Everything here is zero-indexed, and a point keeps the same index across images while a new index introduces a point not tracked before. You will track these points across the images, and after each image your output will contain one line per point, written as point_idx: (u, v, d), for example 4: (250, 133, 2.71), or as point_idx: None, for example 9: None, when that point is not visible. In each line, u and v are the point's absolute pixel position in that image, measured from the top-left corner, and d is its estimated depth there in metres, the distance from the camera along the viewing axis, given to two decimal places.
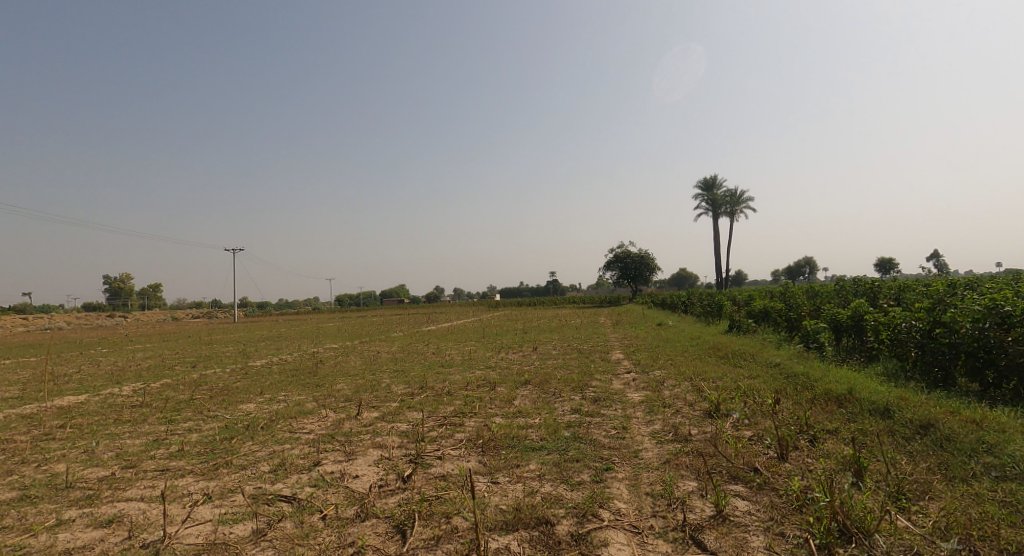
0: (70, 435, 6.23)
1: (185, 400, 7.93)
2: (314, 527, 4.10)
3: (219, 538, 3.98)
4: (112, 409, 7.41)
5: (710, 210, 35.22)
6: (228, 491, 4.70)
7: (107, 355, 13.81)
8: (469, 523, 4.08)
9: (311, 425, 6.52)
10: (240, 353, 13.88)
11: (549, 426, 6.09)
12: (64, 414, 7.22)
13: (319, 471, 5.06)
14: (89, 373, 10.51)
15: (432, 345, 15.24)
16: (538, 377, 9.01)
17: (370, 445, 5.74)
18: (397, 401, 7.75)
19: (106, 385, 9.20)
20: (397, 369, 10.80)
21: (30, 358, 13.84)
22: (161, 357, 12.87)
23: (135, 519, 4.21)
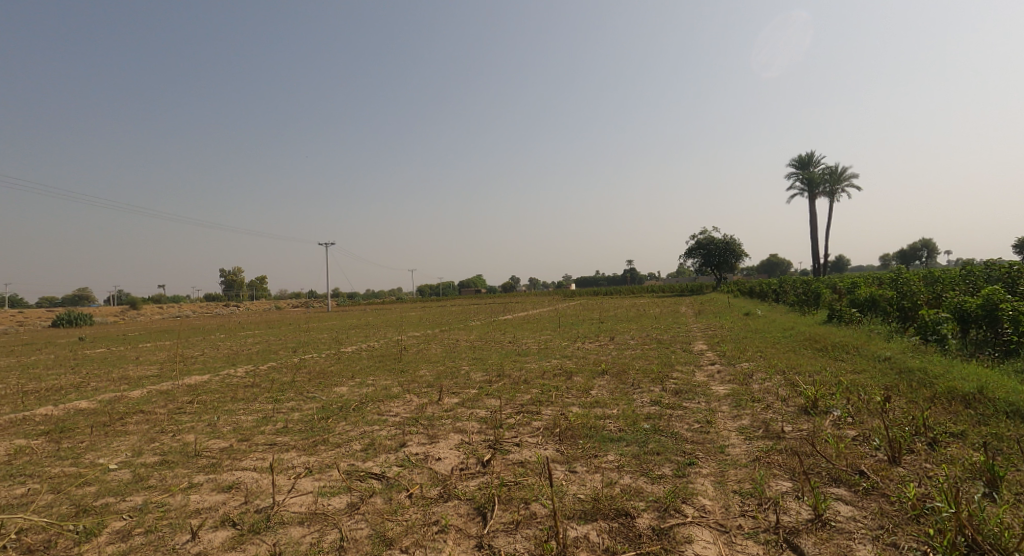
0: (196, 409, 7.05)
1: (289, 382, 8.68)
2: (402, 504, 4.37)
3: (320, 508, 4.35)
4: (229, 388, 8.26)
5: (806, 190, 32.97)
6: (327, 465, 5.11)
7: (223, 340, 15.35)
8: (547, 510, 4.19)
9: (397, 408, 6.91)
10: (334, 339, 14.89)
11: (626, 417, 6.06)
12: (192, 391, 8.15)
13: (405, 452, 5.37)
14: (208, 357, 11.75)
15: (509, 334, 15.54)
16: (615, 367, 8.97)
17: (452, 429, 6.00)
18: (476, 387, 8.02)
19: (224, 366, 10.27)
20: (474, 357, 11.15)
21: (163, 342, 15.68)
22: (267, 343, 14.08)
23: (250, 486, 4.71)
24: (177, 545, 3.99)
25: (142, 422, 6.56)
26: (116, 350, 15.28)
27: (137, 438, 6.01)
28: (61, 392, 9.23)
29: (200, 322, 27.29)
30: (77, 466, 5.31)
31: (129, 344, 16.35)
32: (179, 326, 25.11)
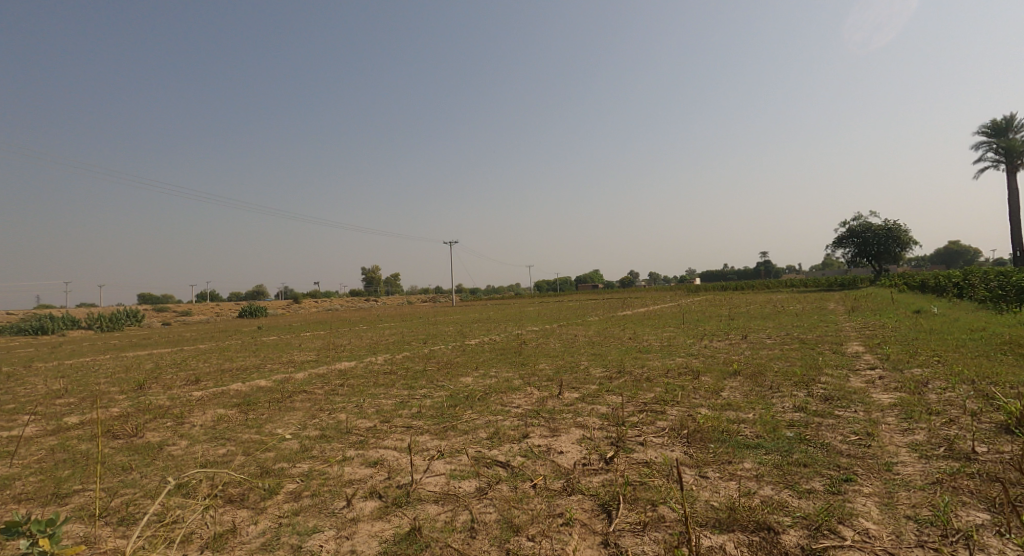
0: (339, 393, 7.68)
1: (420, 370, 9.16)
2: (525, 494, 4.31)
3: (451, 490, 4.44)
4: (372, 374, 8.93)
5: (1005, 162, 27.91)
6: (454, 450, 5.22)
7: (364, 331, 16.77)
8: (677, 514, 3.87)
9: (520, 400, 6.92)
10: (459, 332, 15.53)
11: (765, 423, 5.46)
12: (342, 375, 8.94)
13: (528, 443, 5.32)
14: (353, 346, 12.83)
15: (629, 330, 14.99)
16: (749, 368, 8.20)
17: (574, 423, 5.85)
18: (596, 383, 7.80)
19: (365, 354, 11.17)
20: (594, 352, 10.91)
21: (317, 332, 17.54)
22: (402, 334, 15.05)
23: (392, 464, 4.96)
24: (338, 512, 4.26)
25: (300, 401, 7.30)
26: (281, 338, 17.36)
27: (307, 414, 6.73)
28: (238, 375, 10.66)
29: (346, 316, 30.07)
30: (254, 437, 6.03)
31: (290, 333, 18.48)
32: (330, 319, 27.88)
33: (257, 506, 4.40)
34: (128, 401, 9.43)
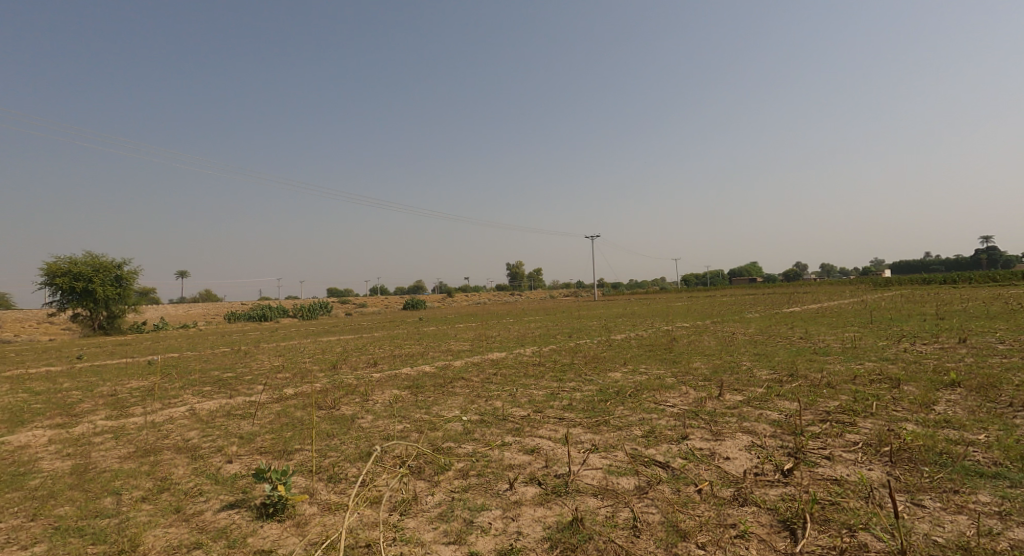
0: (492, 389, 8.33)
1: (567, 362, 9.23)
2: (690, 498, 4.39)
3: (611, 485, 4.71)
4: (522, 364, 9.29)
5: None
6: (610, 446, 5.46)
7: (515, 323, 17.44)
8: (884, 545, 3.65)
9: (674, 400, 6.80)
10: (607, 326, 15.30)
11: (1005, 445, 4.76)
12: (496, 364, 9.48)
13: (688, 445, 5.35)
14: (500, 336, 13.57)
15: (799, 329, 13.08)
16: (978, 380, 6.58)
17: (739, 428, 5.68)
18: (764, 386, 7.12)
19: (513, 344, 11.64)
20: (759, 351, 9.92)
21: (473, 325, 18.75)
22: (549, 327, 15.58)
23: (548, 454, 5.44)
24: (506, 495, 4.70)
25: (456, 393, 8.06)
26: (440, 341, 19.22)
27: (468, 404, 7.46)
28: (399, 354, 12.15)
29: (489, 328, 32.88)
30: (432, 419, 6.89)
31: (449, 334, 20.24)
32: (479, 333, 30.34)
33: (437, 478, 5.08)
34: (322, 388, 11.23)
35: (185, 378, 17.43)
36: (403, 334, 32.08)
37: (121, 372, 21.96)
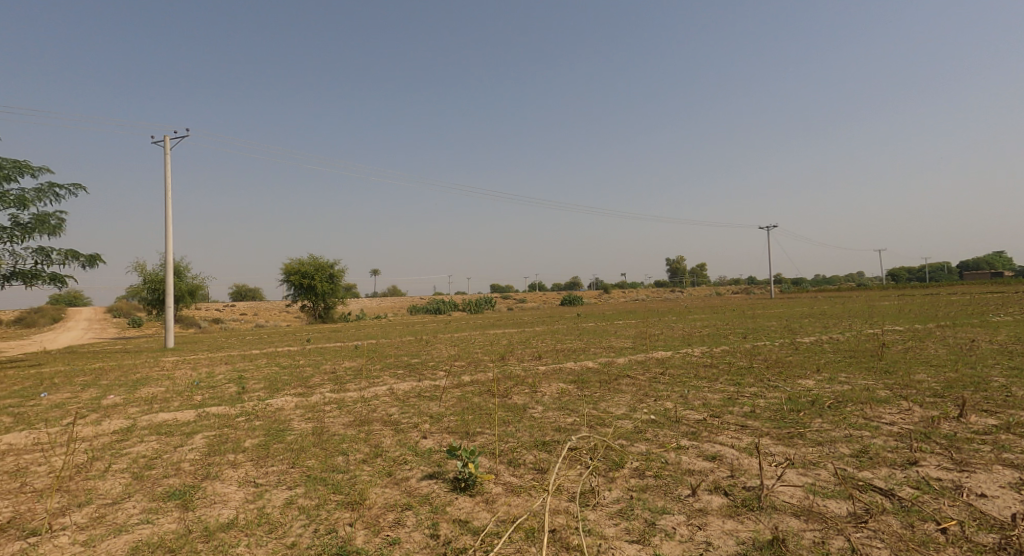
0: (664, 422, 9.95)
1: (742, 396, 11.94)
2: (931, 538, 5.54)
3: (813, 506, 6.23)
4: (667, 406, 11.70)
5: None
6: (810, 465, 7.29)
7: (674, 361, 18.40)
8: None
9: (891, 418, 9.17)
10: (771, 366, 15.43)
11: None
12: (703, 396, 12.32)
13: (922, 475, 6.83)
14: (668, 380, 14.87)
15: (972, 375, 11.84)
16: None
17: (994, 461, 7.11)
18: (967, 414, 8.99)
19: (691, 384, 13.86)
20: (963, 386, 11.01)
21: (636, 357, 20.04)
22: (706, 368, 16.21)
23: (730, 464, 7.64)
24: (696, 506, 6.48)
25: (642, 424, 9.80)
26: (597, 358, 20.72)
27: (652, 434, 9.22)
28: (577, 394, 13.89)
29: (655, 334, 31.47)
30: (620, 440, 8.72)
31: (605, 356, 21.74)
32: (642, 337, 29.95)
33: (614, 481, 7.25)
34: (498, 399, 13.79)
35: (380, 370, 21.30)
36: (564, 330, 33.17)
37: (334, 356, 26.98)
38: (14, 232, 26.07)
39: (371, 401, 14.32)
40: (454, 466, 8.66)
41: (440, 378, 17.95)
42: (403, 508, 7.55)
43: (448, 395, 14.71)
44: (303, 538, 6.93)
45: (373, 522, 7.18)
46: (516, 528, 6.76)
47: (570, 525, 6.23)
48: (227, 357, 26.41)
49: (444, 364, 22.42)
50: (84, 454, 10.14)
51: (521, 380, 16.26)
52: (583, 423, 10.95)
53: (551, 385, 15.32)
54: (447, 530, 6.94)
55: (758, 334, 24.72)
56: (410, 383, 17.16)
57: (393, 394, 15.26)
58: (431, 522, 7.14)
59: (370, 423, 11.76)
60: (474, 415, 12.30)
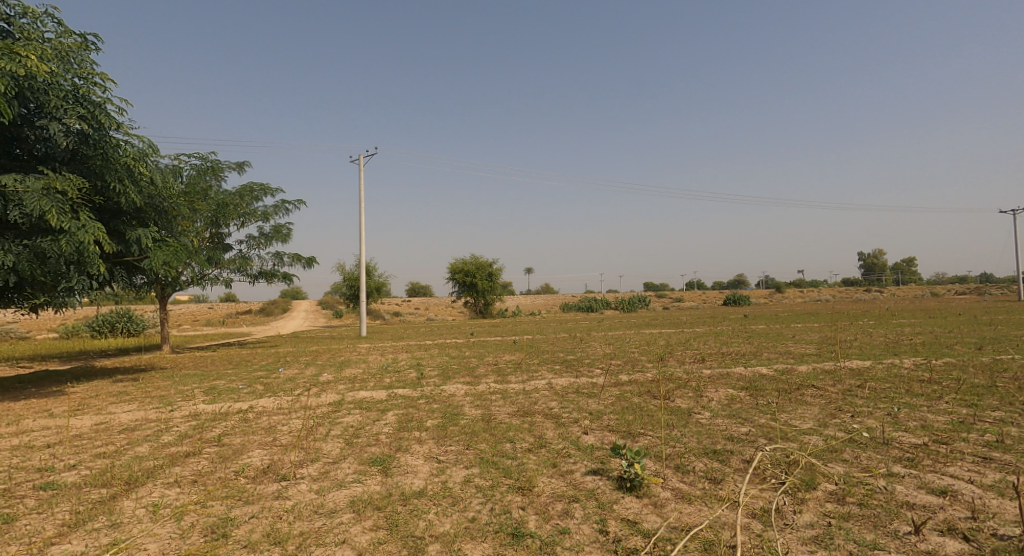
0: (869, 443, 8.62)
1: (960, 415, 10.08)
2: None
3: None
4: (858, 417, 10.25)
5: None
6: None
7: (867, 362, 15.77)
8: None
9: None
10: (997, 381, 12.69)
11: None
12: (909, 409, 10.59)
13: None
14: (868, 393, 12.01)
15: None
16: None
17: None
18: None
19: (897, 395, 11.72)
20: None
21: (814, 357, 17.77)
22: (922, 383, 12.79)
23: (965, 501, 6.64)
24: (920, 547, 5.81)
25: (838, 441, 8.62)
26: (781, 360, 17.17)
27: (853, 455, 8.14)
28: (750, 402, 11.86)
29: (846, 334, 26.09)
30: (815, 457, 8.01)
31: (789, 356, 17.97)
32: (830, 335, 25.35)
33: (806, 504, 6.74)
34: (657, 402, 12.37)
35: (537, 362, 20.68)
36: (730, 331, 29.85)
37: (495, 348, 28.51)
38: (258, 241, 33.24)
39: (533, 394, 13.81)
40: (619, 465, 8.20)
41: (597, 375, 16.42)
42: (571, 500, 7.44)
43: (606, 394, 13.29)
44: (482, 514, 7.10)
45: (543, 509, 7.17)
46: (692, 538, 6.31)
47: (754, 547, 5.98)
48: (409, 346, 30.15)
49: (599, 360, 20.17)
50: (309, 419, 11.50)
51: (685, 383, 14.08)
52: (760, 434, 9.47)
53: (719, 390, 13.14)
54: (617, 529, 6.67)
55: (1001, 345, 19.24)
56: (568, 377, 16.20)
57: (551, 388, 14.45)
58: (601, 517, 6.96)
59: (533, 415, 11.52)
60: (635, 415, 11.25)
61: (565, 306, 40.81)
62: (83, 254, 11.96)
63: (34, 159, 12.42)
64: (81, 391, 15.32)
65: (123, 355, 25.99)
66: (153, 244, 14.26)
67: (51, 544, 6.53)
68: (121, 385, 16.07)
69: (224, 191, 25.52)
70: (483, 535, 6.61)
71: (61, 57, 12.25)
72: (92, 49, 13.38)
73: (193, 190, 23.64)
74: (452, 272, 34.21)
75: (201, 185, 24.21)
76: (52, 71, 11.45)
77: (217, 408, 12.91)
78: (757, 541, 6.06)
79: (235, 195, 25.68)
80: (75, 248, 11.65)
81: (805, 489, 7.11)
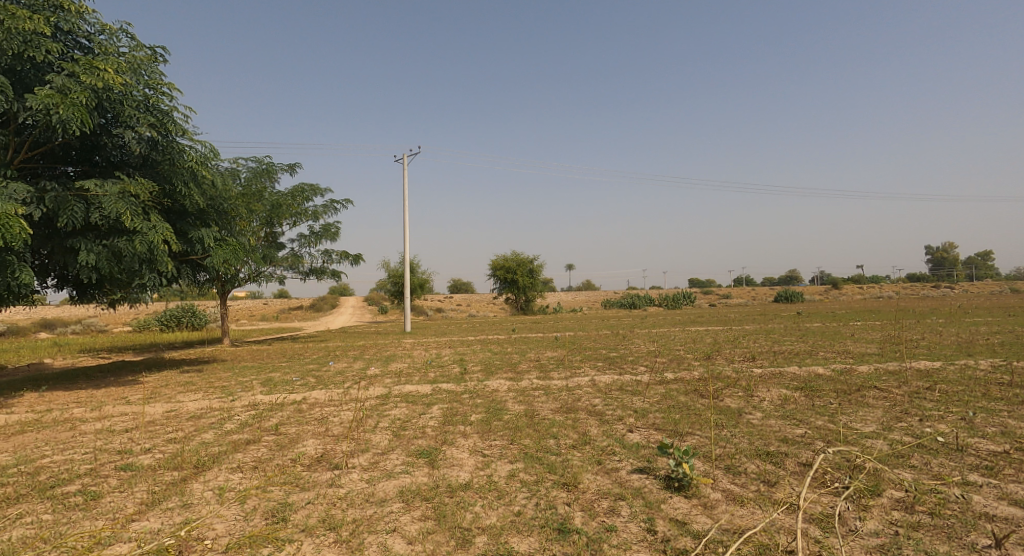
0: (940, 449, 7.64)
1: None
2: None
3: None
4: (926, 418, 9.20)
5: None
6: None
7: (933, 362, 14.47)
8: None
9: None
10: None
11: None
12: (985, 412, 9.47)
13: None
14: (938, 397, 10.61)
15: None
16: None
17: None
18: None
19: (971, 397, 10.55)
20: None
21: (872, 356, 16.48)
22: (1001, 386, 11.39)
23: None
24: None
25: (904, 446, 7.62)
26: (839, 360, 15.59)
27: (922, 461, 7.20)
28: (806, 403, 10.50)
29: (911, 332, 24.06)
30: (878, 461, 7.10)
31: (848, 357, 16.40)
32: (893, 333, 23.45)
33: (869, 510, 6.02)
34: (706, 401, 10.99)
35: (579, 359, 19.44)
36: (781, 329, 28.23)
37: (537, 345, 28.19)
38: (309, 239, 34.35)
39: (576, 391, 12.51)
40: (668, 463, 7.16)
41: (641, 373, 15.14)
42: (616, 498, 6.50)
43: (652, 392, 12.02)
44: (528, 508, 6.26)
45: (589, 506, 6.29)
46: (744, 541, 5.54)
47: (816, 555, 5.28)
48: (451, 342, 30.29)
49: (643, 358, 18.73)
50: (358, 410, 10.48)
51: (735, 382, 12.71)
52: (818, 437, 8.32)
53: (770, 390, 11.74)
54: (665, 528, 5.83)
55: None
56: (611, 375, 14.75)
57: (594, 385, 13.06)
58: (648, 516, 6.06)
59: (577, 412, 10.27)
60: (682, 415, 9.95)
61: (606, 303, 40.37)
62: (154, 253, 12.24)
63: (111, 166, 12.82)
64: (153, 380, 15.22)
65: (189, 348, 27.49)
66: (216, 243, 14.52)
67: (131, 521, 5.92)
68: (188, 376, 16.11)
69: (277, 191, 26.42)
70: (529, 530, 5.81)
71: (135, 69, 12.46)
72: (161, 62, 13.88)
73: (249, 192, 24.71)
74: (493, 269, 34.41)
75: (256, 187, 25.29)
76: (127, 82, 11.72)
77: (274, 398, 12.20)
78: (818, 550, 5.36)
79: (287, 195, 26.55)
80: (147, 248, 11.93)
81: (868, 495, 6.34)
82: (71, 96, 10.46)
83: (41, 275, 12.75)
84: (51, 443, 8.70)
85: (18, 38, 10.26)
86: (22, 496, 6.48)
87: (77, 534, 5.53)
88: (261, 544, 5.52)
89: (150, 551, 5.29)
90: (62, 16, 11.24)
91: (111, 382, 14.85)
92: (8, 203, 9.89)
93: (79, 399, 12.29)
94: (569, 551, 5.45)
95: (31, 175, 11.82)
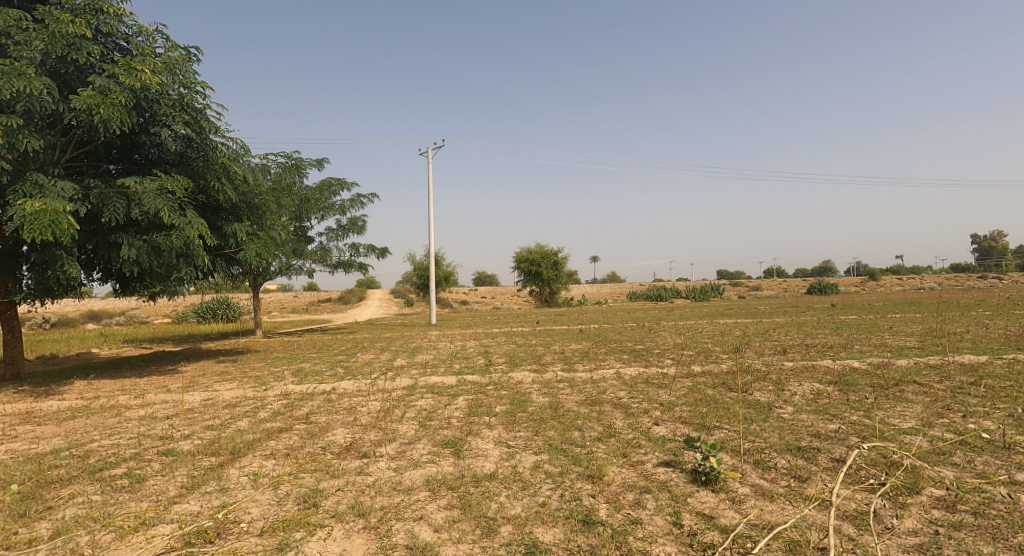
0: (985, 446, 7.43)
1: None
2: None
3: None
4: (968, 415, 8.89)
5: None
6: None
7: (977, 356, 13.89)
8: None
9: None
10: None
11: None
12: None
13: None
14: (982, 393, 10.24)
15: None
16: None
17: None
18: None
19: (1018, 393, 10.12)
20: None
21: (911, 350, 15.95)
22: None
23: None
24: None
25: (944, 443, 7.44)
26: (876, 354, 15.18)
27: (964, 459, 7.04)
28: (840, 398, 10.31)
29: (955, 325, 23.12)
30: (918, 458, 6.96)
31: (886, 350, 15.90)
32: (935, 327, 22.60)
33: (906, 508, 5.96)
34: (734, 395, 10.92)
35: (604, 352, 19.37)
36: (814, 322, 27.50)
37: (562, 337, 28.20)
38: (337, 232, 35.02)
39: (601, 383, 12.54)
40: (694, 457, 7.17)
41: (666, 366, 15.13)
42: (642, 491, 6.56)
43: (678, 385, 11.96)
44: (552, 499, 6.39)
45: (614, 498, 6.38)
46: (774, 537, 5.56)
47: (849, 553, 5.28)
48: (477, 334, 30.54)
49: (671, 351, 18.64)
50: (386, 401, 10.76)
51: (765, 376, 12.55)
52: (852, 433, 8.20)
53: (802, 384, 11.53)
54: (692, 522, 5.89)
55: None
56: (638, 368, 14.81)
57: (619, 378, 13.10)
58: (675, 509, 6.13)
59: (601, 405, 10.33)
60: (709, 408, 9.91)
61: (633, 294, 40.08)
62: (190, 247, 12.74)
63: (149, 163, 13.33)
64: (192, 369, 15.93)
65: (224, 338, 28.54)
66: (247, 237, 15.01)
67: (173, 503, 6.27)
68: (223, 366, 16.76)
69: (305, 186, 26.94)
70: (554, 520, 5.93)
71: (170, 69, 12.90)
72: (196, 62, 13.77)
73: (279, 187, 25.14)
74: (518, 261, 34.50)
75: (286, 182, 25.78)
76: (163, 82, 12.17)
77: (305, 388, 12.60)
78: (850, 548, 5.37)
79: (315, 189, 27.09)
80: (184, 243, 12.41)
81: (905, 492, 6.25)
82: (111, 96, 10.89)
83: (87, 269, 13.37)
84: (99, 428, 9.24)
85: (62, 42, 10.73)
86: (73, 478, 6.92)
87: (123, 515, 5.90)
88: (294, 528, 5.79)
89: (191, 532, 5.62)
90: (103, 19, 11.69)
91: (152, 371, 15.56)
92: (57, 200, 10.39)
93: (123, 387, 12.96)
94: (594, 542, 5.56)
95: (76, 174, 12.36)
